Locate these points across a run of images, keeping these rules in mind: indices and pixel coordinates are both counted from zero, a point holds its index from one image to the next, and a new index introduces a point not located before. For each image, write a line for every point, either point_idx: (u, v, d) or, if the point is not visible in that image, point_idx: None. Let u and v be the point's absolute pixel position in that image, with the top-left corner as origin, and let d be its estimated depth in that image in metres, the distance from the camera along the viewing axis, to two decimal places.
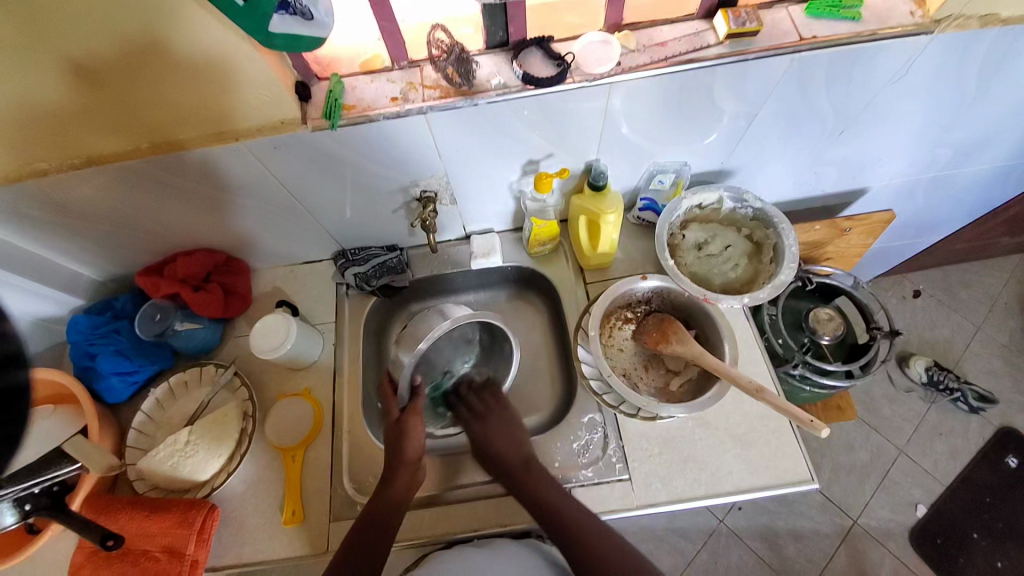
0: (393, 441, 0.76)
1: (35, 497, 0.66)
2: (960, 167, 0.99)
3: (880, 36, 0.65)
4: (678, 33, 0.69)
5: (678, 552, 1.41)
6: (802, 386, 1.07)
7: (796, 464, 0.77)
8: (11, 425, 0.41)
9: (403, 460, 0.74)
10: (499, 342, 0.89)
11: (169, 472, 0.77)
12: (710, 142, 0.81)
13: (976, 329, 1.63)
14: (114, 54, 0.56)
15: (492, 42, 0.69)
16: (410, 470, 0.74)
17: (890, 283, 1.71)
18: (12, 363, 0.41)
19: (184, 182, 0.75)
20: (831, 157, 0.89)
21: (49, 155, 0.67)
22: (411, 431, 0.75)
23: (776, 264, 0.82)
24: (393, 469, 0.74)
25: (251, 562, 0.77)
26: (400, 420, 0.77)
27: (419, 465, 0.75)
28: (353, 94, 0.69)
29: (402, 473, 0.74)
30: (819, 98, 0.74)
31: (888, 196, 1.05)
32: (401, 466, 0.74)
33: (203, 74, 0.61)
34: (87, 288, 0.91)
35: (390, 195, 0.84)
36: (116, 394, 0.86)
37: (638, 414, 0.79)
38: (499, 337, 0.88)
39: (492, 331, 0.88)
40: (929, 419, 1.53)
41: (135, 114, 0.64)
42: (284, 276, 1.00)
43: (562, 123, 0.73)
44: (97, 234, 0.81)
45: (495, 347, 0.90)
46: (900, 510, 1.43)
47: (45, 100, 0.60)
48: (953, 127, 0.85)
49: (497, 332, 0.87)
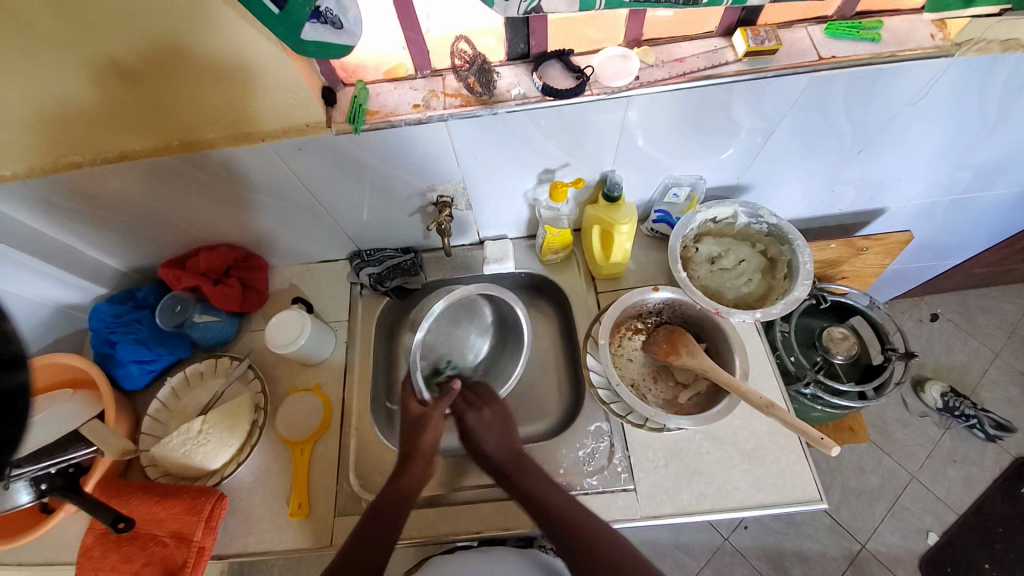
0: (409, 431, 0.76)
1: (50, 477, 0.71)
2: (980, 191, 0.98)
3: (901, 57, 0.65)
4: (697, 49, 0.70)
5: (680, 568, 1.39)
6: (813, 404, 1.05)
7: (804, 484, 0.76)
8: (9, 426, 0.40)
9: (414, 453, 0.74)
10: (511, 320, 0.92)
11: (180, 460, 0.79)
12: (726, 157, 0.81)
13: (995, 355, 1.59)
14: (150, 54, 0.58)
15: (514, 53, 0.71)
16: (424, 464, 0.74)
17: (907, 305, 1.68)
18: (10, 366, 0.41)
19: (209, 178, 0.77)
20: (848, 176, 0.88)
21: (83, 149, 0.70)
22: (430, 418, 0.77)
23: (789, 281, 0.82)
24: (405, 462, 0.74)
25: (256, 553, 0.78)
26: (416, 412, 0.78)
27: (432, 456, 0.75)
28: (376, 100, 0.71)
29: (414, 467, 0.73)
30: (837, 117, 0.74)
31: (906, 216, 1.04)
32: (413, 459, 0.74)
33: (234, 77, 0.63)
34: (111, 277, 0.94)
35: (408, 198, 0.86)
36: (134, 381, 0.89)
37: (646, 424, 0.79)
38: (511, 317, 0.91)
39: (504, 311, 0.92)
40: (944, 446, 1.49)
41: (167, 112, 0.67)
42: (300, 273, 1.02)
43: (578, 133, 0.74)
44: (124, 226, 0.84)
45: (506, 326, 0.93)
46: (911, 538, 1.40)
47: (85, 96, 0.63)
48: (974, 150, 0.84)
49: (508, 310, 0.91)
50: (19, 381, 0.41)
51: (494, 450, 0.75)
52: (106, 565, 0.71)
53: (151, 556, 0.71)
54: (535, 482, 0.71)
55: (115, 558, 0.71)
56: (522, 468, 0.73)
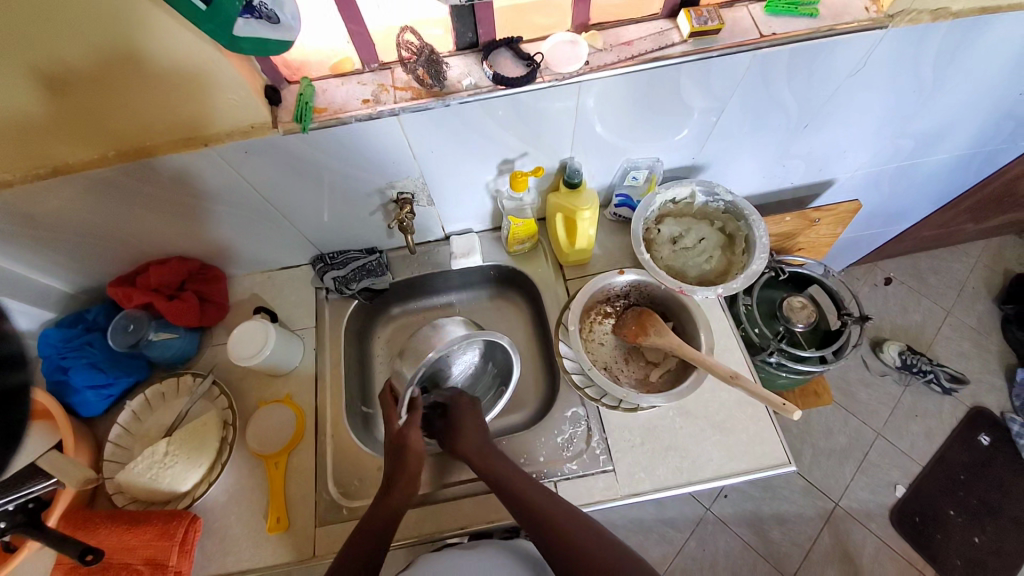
0: (396, 452, 0.76)
1: (10, 514, 0.64)
2: (921, 157, 1.03)
3: (839, 31, 0.68)
4: (643, 32, 0.70)
5: (667, 542, 1.43)
6: (778, 372, 1.09)
7: (773, 448, 0.79)
8: None
9: (404, 471, 0.74)
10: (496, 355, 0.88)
11: (147, 485, 0.76)
12: (680, 138, 0.83)
13: (946, 313, 1.69)
14: (76, 61, 0.55)
15: (462, 43, 0.70)
16: (408, 485, 0.73)
17: (862, 271, 1.76)
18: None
19: (154, 189, 0.73)
20: (798, 150, 0.91)
21: (14, 166, 0.66)
22: (411, 437, 0.76)
23: (748, 255, 0.84)
24: (390, 482, 0.73)
25: (236, 573, 0.76)
26: (401, 433, 0.77)
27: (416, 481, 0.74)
28: (323, 97, 0.69)
29: (398, 489, 0.73)
30: (783, 94, 0.77)
31: (855, 186, 1.09)
32: (399, 481, 0.73)
33: (170, 81, 0.60)
34: (58, 301, 0.89)
35: (366, 197, 0.84)
36: (91, 408, 0.84)
37: (619, 405, 0.82)
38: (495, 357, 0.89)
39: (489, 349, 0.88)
40: (904, 402, 1.58)
41: (100, 121, 0.63)
42: (261, 282, 0.99)
43: (535, 122, 0.74)
44: (67, 245, 0.80)
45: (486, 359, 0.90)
46: (880, 491, 1.48)
47: (4, 111, 0.58)
48: (911, 119, 0.89)
49: (496, 357, 0.89)
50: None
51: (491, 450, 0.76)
52: None
53: None
54: (521, 479, 0.72)
55: None
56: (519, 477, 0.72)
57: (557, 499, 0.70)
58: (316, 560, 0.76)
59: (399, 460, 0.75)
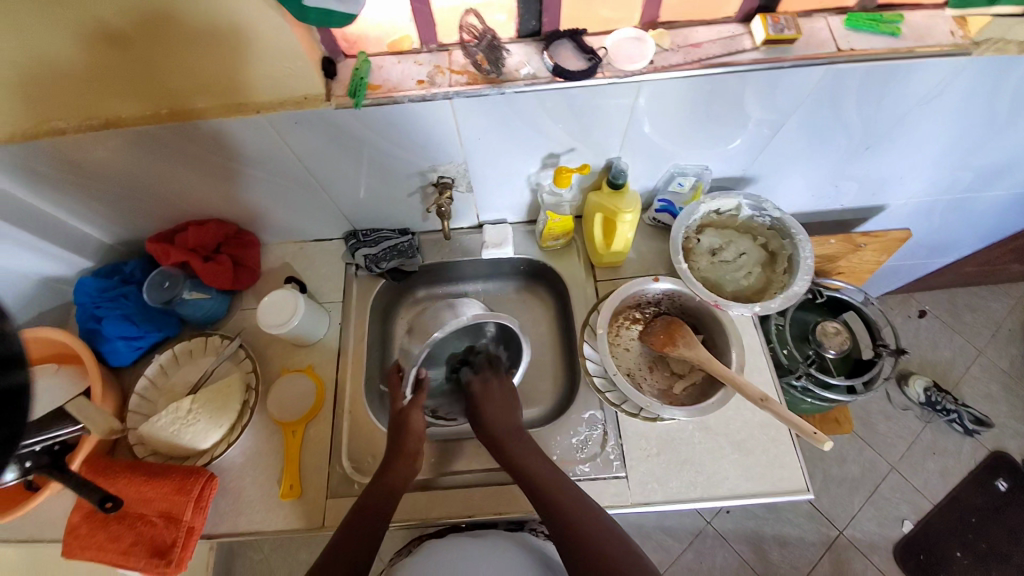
0: (397, 429, 0.77)
1: (36, 455, 0.68)
2: (980, 191, 0.98)
3: (918, 53, 0.64)
4: (713, 35, 0.68)
5: (663, 550, 1.43)
6: (802, 397, 1.06)
7: (792, 475, 0.78)
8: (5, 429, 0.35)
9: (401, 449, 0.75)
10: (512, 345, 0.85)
11: (169, 439, 0.78)
12: (733, 147, 0.80)
13: (978, 353, 1.63)
14: (140, 17, 0.55)
15: (525, 30, 0.68)
16: (409, 465, 0.74)
17: (896, 301, 1.71)
18: (8, 365, 0.36)
19: (200, 150, 0.74)
20: (853, 172, 0.88)
21: (66, 114, 0.67)
22: (412, 419, 0.77)
23: (789, 276, 0.82)
24: (392, 457, 0.75)
25: (246, 533, 0.78)
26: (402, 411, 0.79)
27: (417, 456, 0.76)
28: (378, 74, 0.68)
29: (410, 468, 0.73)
30: (849, 113, 0.73)
31: (905, 214, 1.05)
32: (399, 457, 0.74)
33: (228, 45, 0.60)
34: (97, 250, 0.91)
35: (406, 178, 0.83)
36: (120, 358, 0.86)
37: (639, 413, 0.79)
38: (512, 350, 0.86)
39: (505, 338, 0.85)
40: (923, 438, 1.53)
41: (157, 78, 0.63)
42: (293, 251, 1.00)
43: (587, 118, 0.72)
44: (110, 196, 0.81)
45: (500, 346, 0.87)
46: (886, 525, 1.45)
47: (66, 59, 0.59)
48: (978, 152, 0.85)
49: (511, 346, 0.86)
50: (16, 382, 0.36)
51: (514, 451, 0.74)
52: (95, 543, 0.71)
53: (139, 535, 0.71)
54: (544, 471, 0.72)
55: (103, 536, 0.71)
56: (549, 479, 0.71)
57: (584, 501, 0.70)
58: (324, 530, 0.77)
59: (399, 440, 0.76)
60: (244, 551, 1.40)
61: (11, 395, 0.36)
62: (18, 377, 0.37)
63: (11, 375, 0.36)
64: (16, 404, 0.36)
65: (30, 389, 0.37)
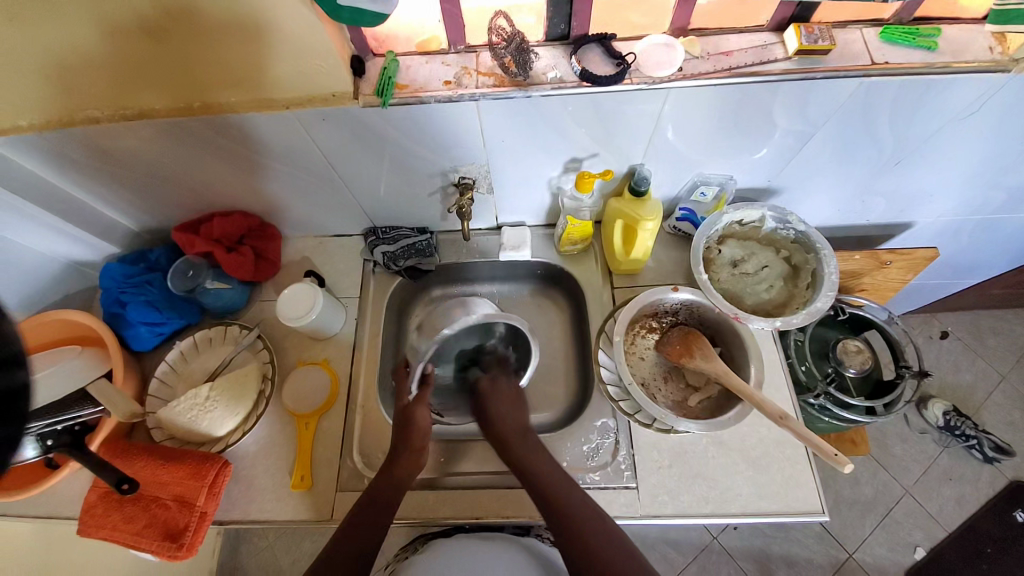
0: (402, 427, 0.74)
1: (56, 434, 0.72)
2: (1012, 212, 0.95)
3: (955, 69, 0.63)
4: (745, 44, 0.67)
5: (667, 562, 1.41)
6: (819, 415, 1.04)
7: (807, 495, 0.76)
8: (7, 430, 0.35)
9: (408, 447, 0.73)
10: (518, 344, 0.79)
11: (186, 425, 0.79)
12: (758, 158, 0.79)
13: (1002, 378, 1.58)
14: (177, 11, 0.56)
15: (553, 34, 0.68)
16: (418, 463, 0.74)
17: (918, 320, 1.66)
18: (8, 365, 0.36)
19: (228, 143, 0.75)
20: (881, 187, 0.86)
21: (102, 104, 0.69)
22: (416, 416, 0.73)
23: (812, 291, 0.80)
24: (398, 452, 0.74)
25: (256, 521, 0.79)
26: (407, 408, 0.74)
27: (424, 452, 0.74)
28: (406, 73, 0.68)
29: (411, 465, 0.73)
30: (881, 127, 0.72)
31: (933, 232, 1.02)
32: (408, 450, 0.73)
33: (265, 42, 0.61)
34: (124, 236, 0.93)
35: (428, 178, 0.84)
36: (142, 343, 0.88)
37: (653, 424, 0.78)
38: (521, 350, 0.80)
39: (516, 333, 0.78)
40: (941, 463, 1.49)
41: (190, 72, 0.65)
42: (313, 246, 1.01)
43: (612, 124, 0.72)
44: (139, 185, 0.83)
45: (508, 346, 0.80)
46: (899, 551, 1.41)
47: (104, 49, 0.61)
48: (1013, 171, 0.82)
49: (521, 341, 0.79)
50: (18, 381, 0.36)
51: (541, 476, 0.70)
52: (110, 523, 0.72)
53: (152, 518, 0.72)
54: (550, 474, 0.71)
55: (118, 517, 0.73)
56: (577, 509, 0.68)
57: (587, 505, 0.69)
58: (332, 523, 0.78)
59: (404, 434, 0.74)
60: (249, 538, 1.42)
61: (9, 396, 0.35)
62: (18, 377, 0.36)
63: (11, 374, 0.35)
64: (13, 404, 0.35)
65: (28, 389, 0.37)
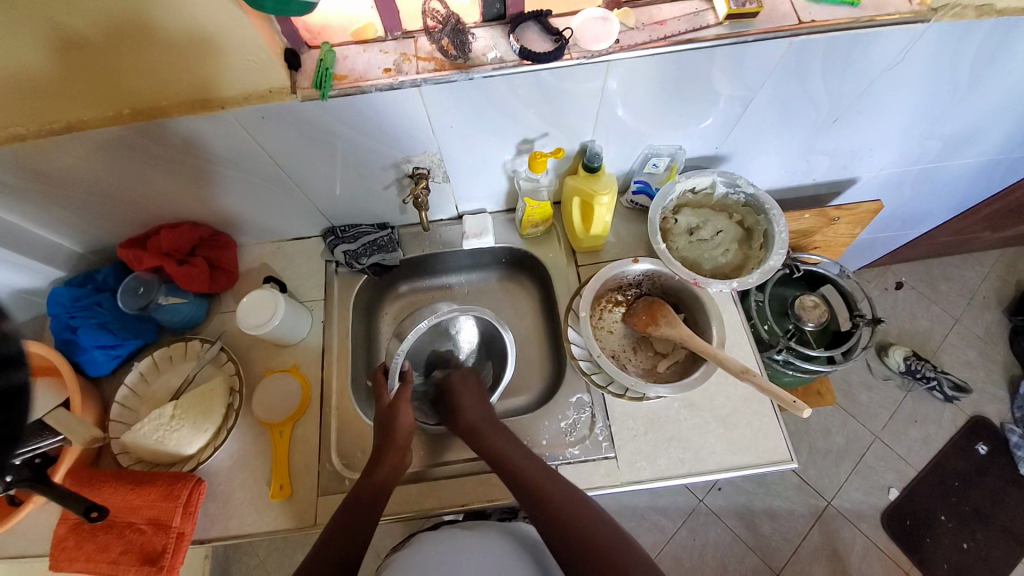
0: (384, 424, 0.77)
1: (17, 468, 0.62)
2: (946, 160, 1.01)
3: (878, 22, 0.65)
4: (678, 12, 0.68)
5: (658, 530, 1.45)
6: (784, 370, 1.08)
7: (777, 445, 0.79)
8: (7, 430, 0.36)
9: (392, 446, 0.74)
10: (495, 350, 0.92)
11: (153, 447, 0.76)
12: (704, 126, 0.81)
13: (955, 321, 1.67)
14: (91, 13, 0.53)
15: (489, 14, 0.68)
16: (396, 456, 0.74)
17: (873, 274, 1.74)
18: (7, 366, 0.37)
19: (166, 150, 0.72)
20: (822, 146, 0.89)
21: (27, 119, 0.65)
22: (400, 413, 0.77)
23: (765, 251, 0.83)
24: (382, 452, 0.74)
25: (239, 536, 0.77)
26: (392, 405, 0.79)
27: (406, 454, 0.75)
28: (344, 64, 0.67)
29: (390, 459, 0.73)
30: (815, 85, 0.74)
31: (877, 186, 1.06)
32: (391, 450, 0.74)
33: (193, 41, 0.58)
34: (67, 259, 0.89)
35: (382, 171, 0.83)
36: (99, 367, 0.84)
37: (626, 393, 0.81)
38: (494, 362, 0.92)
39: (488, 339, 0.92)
40: (905, 407, 1.57)
41: (114, 76, 0.61)
42: (271, 251, 0.98)
43: (558, 102, 0.72)
44: (78, 203, 0.79)
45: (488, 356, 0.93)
46: (874, 493, 1.49)
47: (14, 59, 0.56)
48: (944, 120, 0.86)
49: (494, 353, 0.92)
50: (15, 382, 0.37)
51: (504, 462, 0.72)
52: (83, 555, 0.69)
53: (128, 543, 0.70)
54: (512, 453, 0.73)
55: (91, 547, 0.70)
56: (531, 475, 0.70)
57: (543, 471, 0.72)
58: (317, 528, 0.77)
59: (389, 433, 0.76)
60: (240, 557, 1.39)
61: (11, 394, 0.37)
62: (17, 378, 0.37)
63: (12, 374, 0.36)
64: (14, 405, 0.37)
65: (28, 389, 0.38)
